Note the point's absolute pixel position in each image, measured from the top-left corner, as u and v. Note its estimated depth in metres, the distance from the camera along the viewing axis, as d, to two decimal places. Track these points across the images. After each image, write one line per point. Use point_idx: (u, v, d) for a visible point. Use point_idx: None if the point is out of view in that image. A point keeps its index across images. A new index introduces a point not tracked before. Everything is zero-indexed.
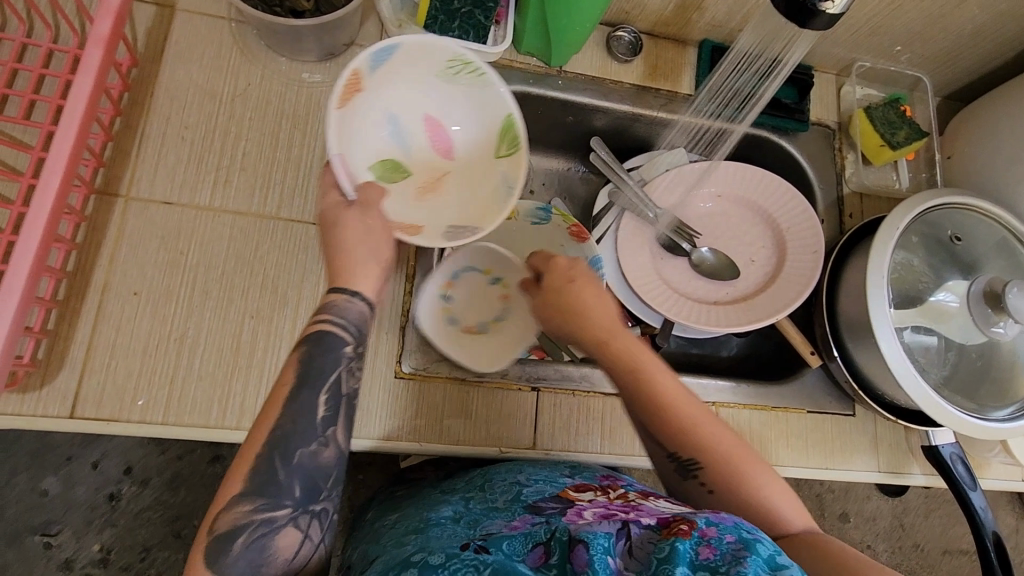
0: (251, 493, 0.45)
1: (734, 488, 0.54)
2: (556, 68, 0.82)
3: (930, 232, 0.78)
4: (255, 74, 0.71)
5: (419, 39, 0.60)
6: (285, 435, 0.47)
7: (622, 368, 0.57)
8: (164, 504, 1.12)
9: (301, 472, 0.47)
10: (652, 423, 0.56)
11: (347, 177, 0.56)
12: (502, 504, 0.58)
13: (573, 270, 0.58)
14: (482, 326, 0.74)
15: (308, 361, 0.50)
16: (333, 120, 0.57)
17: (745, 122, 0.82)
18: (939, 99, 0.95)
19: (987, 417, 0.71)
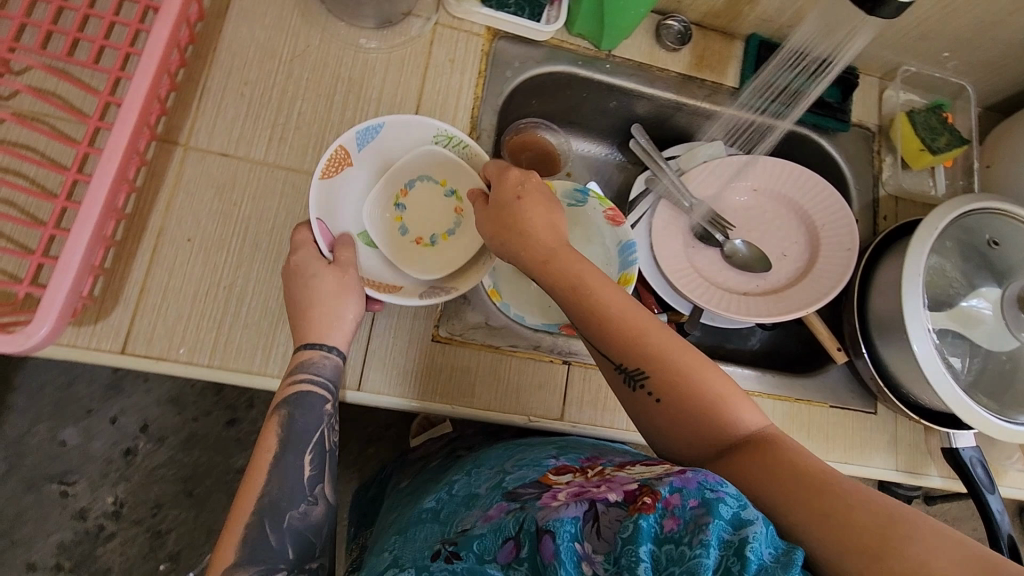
0: (245, 562, 0.48)
1: (683, 392, 0.54)
2: (605, 52, 0.83)
3: (965, 237, 0.79)
4: (314, 37, 0.73)
5: (403, 119, 0.66)
6: (273, 502, 0.51)
7: (563, 282, 0.58)
8: (177, 463, 1.14)
9: (293, 533, 0.51)
10: (596, 334, 0.57)
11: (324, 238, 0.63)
12: (484, 490, 0.58)
13: (520, 187, 0.60)
14: (432, 237, 0.70)
15: (292, 421, 0.55)
16: (317, 189, 0.63)
17: (789, 119, 0.84)
18: (981, 110, 0.96)
19: (1012, 420, 0.72)
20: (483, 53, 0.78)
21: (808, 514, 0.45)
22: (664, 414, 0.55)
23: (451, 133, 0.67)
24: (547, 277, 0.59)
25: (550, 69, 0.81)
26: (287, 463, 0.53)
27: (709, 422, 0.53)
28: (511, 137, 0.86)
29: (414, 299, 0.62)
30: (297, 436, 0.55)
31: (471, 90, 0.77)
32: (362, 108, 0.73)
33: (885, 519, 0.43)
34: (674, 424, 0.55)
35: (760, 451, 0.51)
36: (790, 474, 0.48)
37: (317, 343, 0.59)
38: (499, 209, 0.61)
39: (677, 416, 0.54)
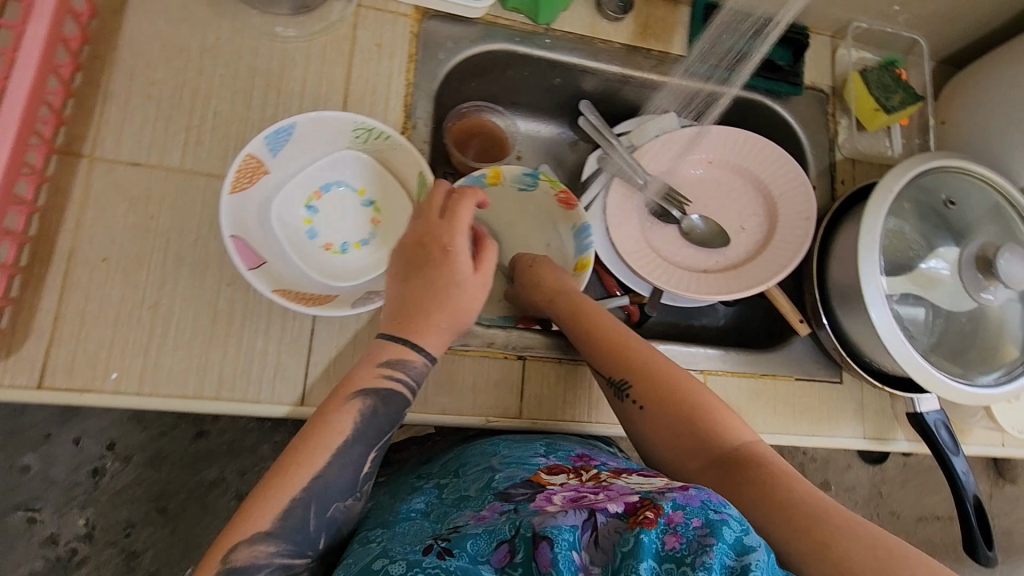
0: (277, 538, 0.46)
1: (665, 399, 0.59)
2: (544, 26, 0.79)
3: (922, 198, 0.77)
4: (224, 27, 0.67)
5: (316, 116, 0.60)
6: (326, 486, 0.49)
7: (565, 304, 0.67)
8: (149, 481, 1.05)
9: (329, 524, 0.50)
10: (591, 349, 0.65)
11: (242, 255, 0.57)
12: (473, 491, 0.56)
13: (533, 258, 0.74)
14: (344, 243, 0.65)
15: (372, 418, 0.53)
16: (227, 205, 0.57)
17: (737, 84, 0.81)
18: (934, 64, 0.93)
19: (972, 382, 0.71)
20: (412, 35, 0.73)
21: (804, 544, 0.46)
22: (648, 421, 0.60)
23: (372, 125, 0.62)
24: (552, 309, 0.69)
25: (487, 48, 0.77)
26: (354, 456, 0.51)
27: (693, 428, 0.57)
28: (453, 124, 0.83)
29: (348, 309, 0.59)
30: (369, 432, 0.52)
31: (402, 76, 0.72)
32: (284, 103, 0.68)
33: (878, 556, 0.44)
34: (658, 431, 0.59)
35: (742, 464, 0.53)
36: (776, 491, 0.50)
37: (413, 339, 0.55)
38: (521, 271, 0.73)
39: (662, 425, 0.59)
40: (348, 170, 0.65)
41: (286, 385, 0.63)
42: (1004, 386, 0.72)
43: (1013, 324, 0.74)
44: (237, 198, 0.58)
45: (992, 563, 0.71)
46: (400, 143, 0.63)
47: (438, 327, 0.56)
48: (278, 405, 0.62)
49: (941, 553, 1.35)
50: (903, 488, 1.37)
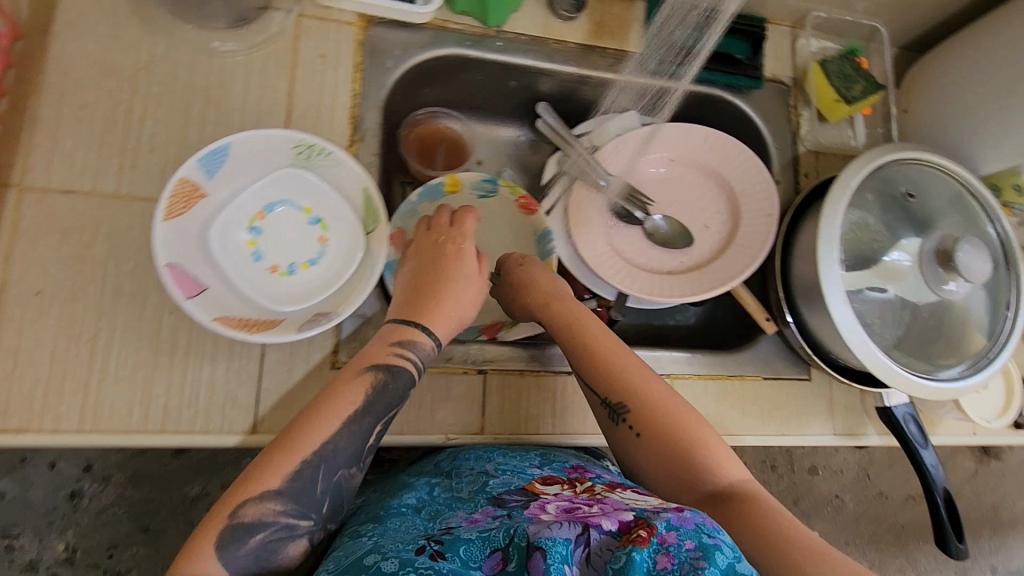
0: (285, 497, 0.49)
1: (662, 429, 0.58)
2: (495, 29, 0.76)
3: (883, 189, 0.76)
4: (156, 43, 0.65)
5: (252, 134, 0.58)
6: (332, 453, 0.52)
7: (560, 320, 0.65)
8: (127, 501, 1.02)
9: (333, 490, 0.52)
10: (587, 370, 0.63)
11: (179, 283, 0.55)
12: (466, 494, 0.58)
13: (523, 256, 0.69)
14: (291, 265, 0.63)
15: (381, 391, 0.56)
16: (162, 232, 0.55)
17: (686, 79, 0.80)
18: (898, 50, 0.92)
19: (934, 376, 0.71)
20: (357, 43, 0.71)
21: None
22: (643, 450, 0.59)
23: (312, 141, 0.60)
24: (546, 318, 0.66)
25: (436, 53, 0.74)
26: (359, 428, 0.54)
27: (686, 461, 0.56)
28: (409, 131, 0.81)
29: (292, 334, 0.57)
30: (377, 407, 0.56)
31: (348, 87, 0.70)
32: (224, 121, 0.65)
33: None
34: (652, 460, 0.58)
35: (734, 507, 0.52)
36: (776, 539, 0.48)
37: (423, 324, 0.60)
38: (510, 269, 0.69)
39: (657, 454, 0.58)
40: (292, 189, 0.63)
41: (236, 413, 0.61)
42: (967, 379, 0.71)
43: (977, 313, 0.74)
44: (172, 224, 0.56)
45: (962, 556, 0.70)
46: (343, 158, 0.61)
47: (449, 314, 0.61)
48: (229, 434, 0.61)
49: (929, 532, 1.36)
50: (890, 470, 1.37)
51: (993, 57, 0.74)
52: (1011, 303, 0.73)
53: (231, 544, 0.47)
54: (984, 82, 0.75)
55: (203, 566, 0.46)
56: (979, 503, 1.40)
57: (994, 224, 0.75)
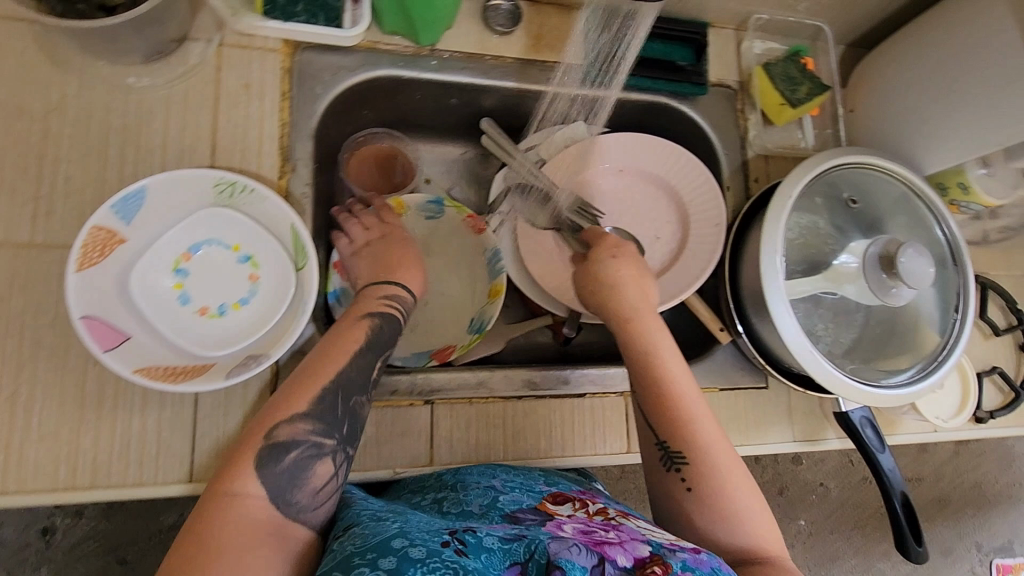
0: (313, 416, 0.52)
1: (713, 486, 0.57)
2: (429, 48, 0.74)
3: (829, 194, 0.75)
4: (69, 83, 0.62)
5: (169, 176, 0.56)
6: (347, 381, 0.55)
7: (636, 341, 0.64)
8: (102, 534, 0.98)
9: (352, 414, 0.55)
10: (651, 403, 0.61)
11: (96, 337, 0.53)
12: (478, 509, 0.56)
13: (616, 249, 0.68)
14: (221, 305, 0.62)
15: (379, 331, 0.60)
16: (76, 284, 0.53)
17: (615, 87, 0.74)
18: (845, 46, 0.91)
19: (878, 384, 0.70)
20: (284, 71, 0.68)
21: None
22: (688, 502, 0.57)
23: (233, 179, 0.59)
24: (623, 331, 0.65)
25: (368, 76, 0.72)
26: (366, 361, 0.57)
27: (722, 522, 0.56)
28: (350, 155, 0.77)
29: (218, 381, 0.55)
30: (377, 344, 0.60)
31: (275, 116, 0.68)
32: (145, 160, 0.63)
33: None
34: (693, 511, 0.57)
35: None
36: None
37: (398, 280, 0.66)
38: (593, 264, 0.68)
39: (702, 508, 0.56)
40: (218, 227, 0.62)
41: (172, 462, 0.59)
42: (915, 385, 0.71)
43: (927, 313, 0.73)
44: (87, 274, 0.54)
45: (921, 560, 0.70)
46: (266, 195, 0.60)
47: (414, 272, 0.68)
48: (164, 484, 0.59)
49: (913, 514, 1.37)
50: None
51: (925, 56, 0.73)
52: (960, 305, 0.72)
53: (267, 463, 0.49)
54: (921, 82, 0.73)
55: (244, 488, 0.47)
56: (961, 482, 1.40)
57: (941, 225, 0.74)
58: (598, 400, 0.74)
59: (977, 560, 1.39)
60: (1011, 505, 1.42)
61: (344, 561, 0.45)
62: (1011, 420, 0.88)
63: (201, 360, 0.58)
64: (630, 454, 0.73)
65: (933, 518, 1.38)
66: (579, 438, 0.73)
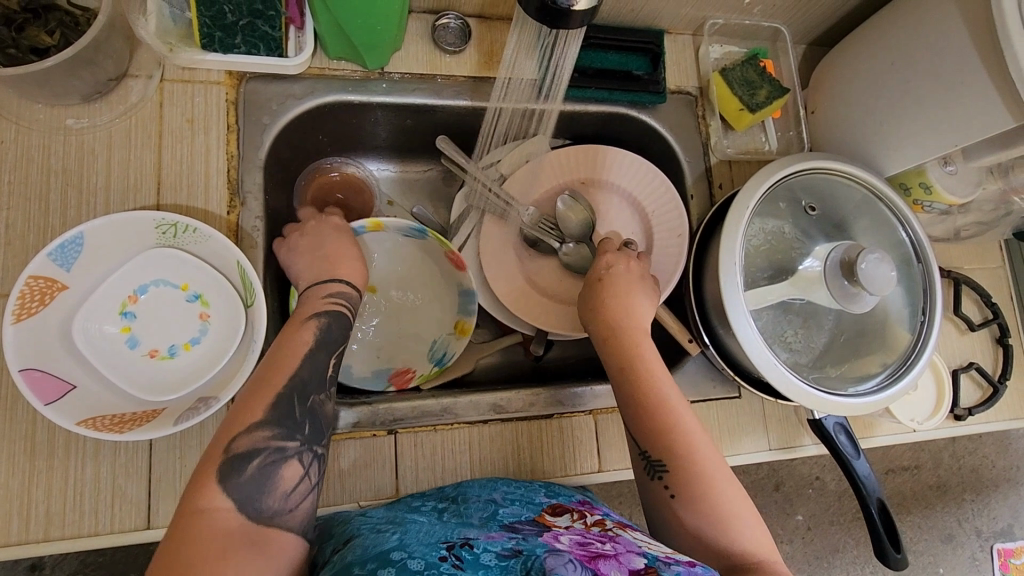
0: (270, 422, 0.49)
1: (698, 494, 0.54)
2: (377, 70, 0.73)
3: (791, 199, 0.74)
4: (7, 128, 0.61)
5: (108, 220, 0.56)
6: (302, 382, 0.53)
7: (617, 353, 0.62)
8: (92, 565, 0.95)
9: (312, 414, 0.52)
10: (634, 414, 0.59)
11: (38, 389, 0.52)
12: (478, 519, 0.55)
13: (608, 263, 0.67)
14: (171, 346, 0.62)
15: (327, 331, 0.57)
16: (14, 335, 0.52)
17: (559, 99, 0.74)
18: (805, 46, 0.90)
19: (843, 392, 0.69)
20: (229, 103, 0.67)
21: None
22: (674, 512, 0.55)
23: (175, 220, 0.58)
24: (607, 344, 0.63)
25: (314, 103, 0.70)
26: (319, 359, 0.55)
27: (709, 529, 0.53)
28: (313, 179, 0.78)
29: (166, 427, 0.54)
30: (329, 341, 0.57)
31: (221, 150, 0.66)
32: (88, 202, 0.62)
33: None
34: (679, 522, 0.54)
35: None
36: None
37: (338, 278, 0.62)
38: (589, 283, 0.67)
39: (687, 517, 0.54)
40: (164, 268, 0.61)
41: (128, 510, 0.58)
42: (886, 390, 0.69)
43: (896, 313, 0.72)
44: (26, 324, 0.53)
45: (901, 567, 0.69)
46: (209, 234, 0.59)
47: (355, 265, 0.64)
48: (121, 532, 0.57)
49: (910, 502, 1.36)
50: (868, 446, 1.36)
51: (883, 54, 0.71)
52: (927, 307, 0.71)
53: (230, 476, 0.46)
54: (879, 81, 0.72)
55: (211, 502, 0.45)
56: (957, 467, 1.40)
57: (904, 227, 0.73)
58: (567, 420, 0.73)
59: (978, 546, 1.38)
60: (1010, 488, 1.41)
61: (344, 570, 0.46)
62: (992, 415, 0.87)
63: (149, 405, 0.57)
64: (604, 473, 0.72)
65: (931, 506, 1.37)
66: (549, 459, 0.72)
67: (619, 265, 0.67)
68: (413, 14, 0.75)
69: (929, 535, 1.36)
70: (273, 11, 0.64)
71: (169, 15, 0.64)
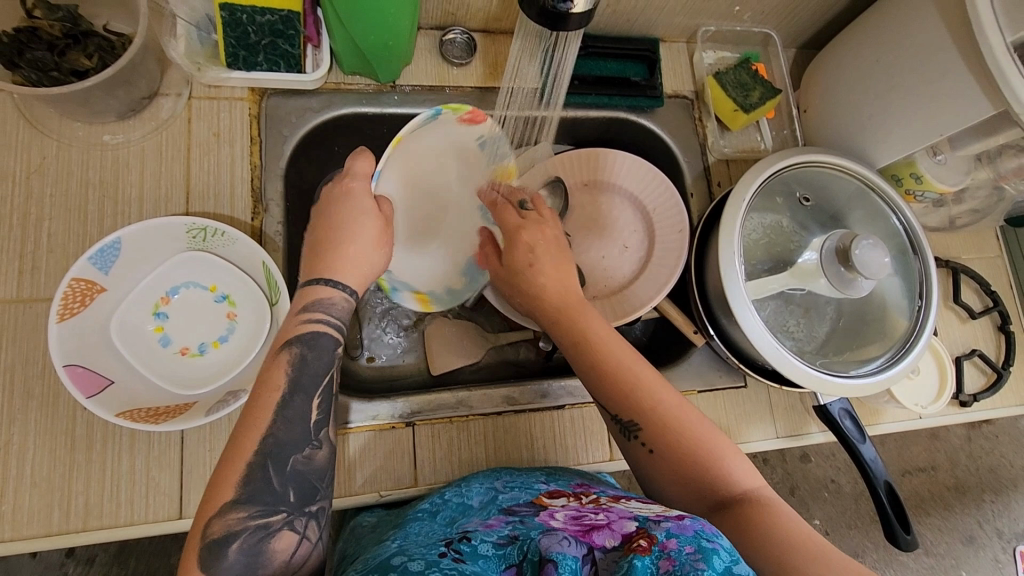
0: (245, 501, 0.46)
1: (676, 444, 0.55)
2: (390, 83, 0.77)
3: (784, 192, 0.77)
4: (49, 145, 0.66)
5: (144, 226, 0.60)
6: (277, 445, 0.49)
7: (565, 328, 0.62)
8: None
9: (295, 477, 0.49)
10: (595, 383, 0.59)
11: (81, 384, 0.55)
12: (478, 503, 0.60)
13: (531, 254, 0.64)
14: (201, 344, 0.66)
15: (304, 364, 0.52)
16: (56, 336, 0.56)
17: (559, 104, 0.76)
18: (796, 50, 0.94)
19: (845, 376, 0.71)
20: (252, 118, 0.72)
21: None
22: (658, 464, 0.56)
23: (204, 225, 0.62)
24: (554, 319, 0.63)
25: (330, 117, 0.74)
26: (293, 410, 0.50)
27: (697, 473, 0.54)
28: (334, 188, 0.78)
29: (199, 418, 0.57)
30: (306, 381, 0.52)
31: (245, 161, 0.71)
32: (123, 211, 0.67)
33: None
34: (666, 473, 0.56)
35: (745, 514, 0.51)
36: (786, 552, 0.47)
37: (334, 279, 0.56)
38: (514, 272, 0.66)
39: (671, 467, 0.55)
40: (193, 271, 0.65)
41: (161, 501, 0.60)
42: (886, 372, 0.71)
43: (894, 298, 0.74)
44: (68, 324, 0.57)
45: (911, 548, 0.70)
46: (236, 237, 0.63)
47: (362, 263, 0.58)
48: (154, 522, 0.60)
49: (928, 504, 1.35)
50: (882, 447, 1.36)
51: (870, 50, 0.74)
52: (924, 292, 0.73)
53: (213, 563, 0.44)
54: (867, 77, 0.75)
55: None
56: (975, 467, 1.39)
57: (897, 215, 0.76)
58: (578, 411, 0.75)
59: (1000, 548, 1.36)
60: None
61: None
62: (998, 401, 0.88)
63: (180, 399, 0.60)
64: (614, 462, 0.74)
65: (950, 507, 1.36)
66: (562, 448, 0.74)
67: (545, 240, 0.65)
68: (422, 31, 0.80)
69: (950, 537, 1.35)
70: (293, 30, 0.68)
71: (196, 38, 0.69)
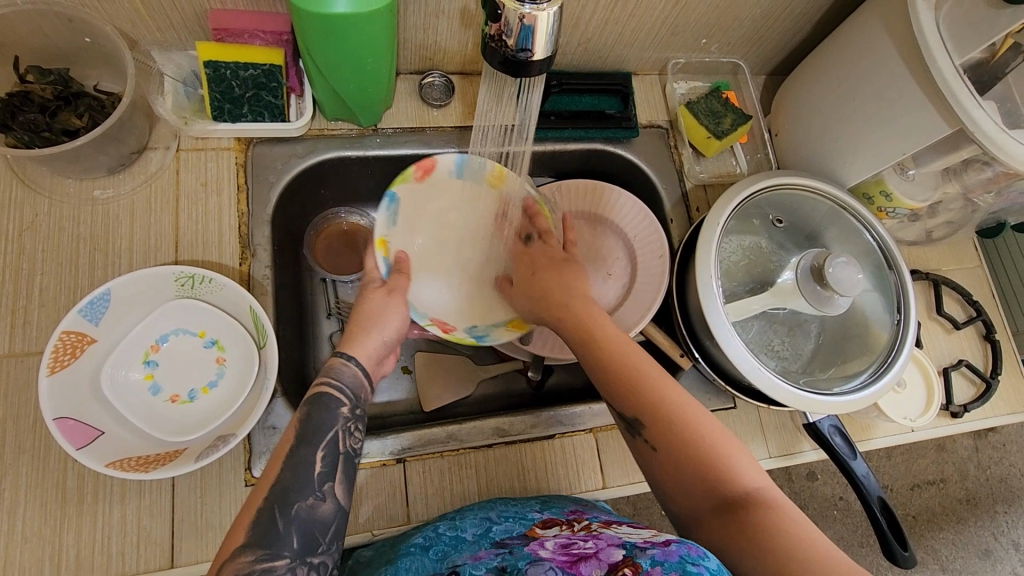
0: (253, 544, 0.48)
1: (677, 441, 0.54)
2: (371, 127, 0.80)
3: (758, 215, 0.79)
4: (42, 202, 0.68)
5: (132, 277, 0.62)
6: (284, 488, 0.51)
7: (572, 326, 0.62)
8: None
9: (299, 523, 0.50)
10: (602, 380, 0.59)
11: (71, 436, 0.56)
12: (471, 535, 0.59)
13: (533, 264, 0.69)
14: (191, 391, 0.67)
15: (308, 419, 0.55)
16: (45, 389, 0.57)
17: (527, 143, 0.74)
18: (765, 77, 0.97)
19: (828, 393, 0.71)
20: (238, 166, 0.74)
21: None
22: (661, 463, 0.54)
23: (190, 272, 0.64)
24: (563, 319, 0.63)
25: (315, 162, 0.77)
26: (301, 456, 0.53)
27: (698, 470, 0.52)
28: (323, 232, 0.85)
29: (188, 466, 0.57)
30: (311, 432, 0.55)
31: (233, 209, 0.72)
32: (113, 262, 0.68)
33: None
34: (669, 472, 0.54)
35: (746, 516, 0.49)
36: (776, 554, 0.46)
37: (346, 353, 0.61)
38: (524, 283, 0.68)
39: (672, 465, 0.54)
40: (181, 318, 0.67)
41: (153, 552, 0.60)
42: (868, 389, 0.71)
43: (874, 313, 0.76)
44: (58, 376, 0.58)
45: (910, 564, 0.68)
46: (223, 283, 0.64)
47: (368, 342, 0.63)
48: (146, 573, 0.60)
49: (941, 518, 1.33)
50: (890, 460, 1.35)
51: (833, 77, 0.77)
52: (902, 306, 0.74)
53: None
54: (831, 101, 0.78)
55: None
56: (985, 478, 1.38)
57: (869, 232, 0.77)
58: (568, 440, 0.75)
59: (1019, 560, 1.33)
60: None
61: None
62: (989, 410, 0.89)
63: (166, 445, 0.61)
64: (607, 489, 0.74)
65: (964, 520, 1.34)
66: (555, 477, 0.74)
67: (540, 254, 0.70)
68: (402, 75, 0.83)
69: (965, 552, 1.32)
70: (276, 83, 0.70)
71: (183, 93, 0.72)
